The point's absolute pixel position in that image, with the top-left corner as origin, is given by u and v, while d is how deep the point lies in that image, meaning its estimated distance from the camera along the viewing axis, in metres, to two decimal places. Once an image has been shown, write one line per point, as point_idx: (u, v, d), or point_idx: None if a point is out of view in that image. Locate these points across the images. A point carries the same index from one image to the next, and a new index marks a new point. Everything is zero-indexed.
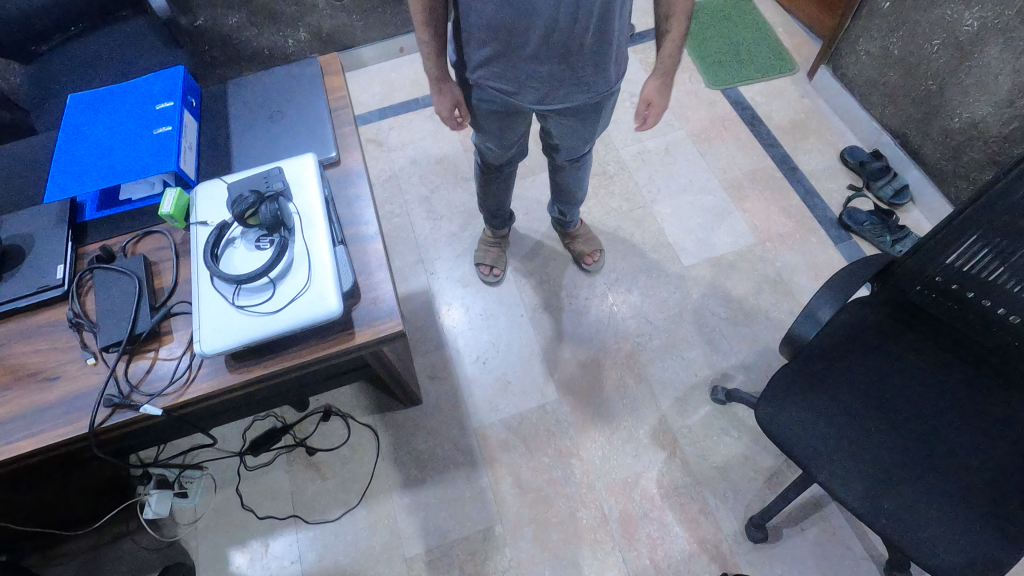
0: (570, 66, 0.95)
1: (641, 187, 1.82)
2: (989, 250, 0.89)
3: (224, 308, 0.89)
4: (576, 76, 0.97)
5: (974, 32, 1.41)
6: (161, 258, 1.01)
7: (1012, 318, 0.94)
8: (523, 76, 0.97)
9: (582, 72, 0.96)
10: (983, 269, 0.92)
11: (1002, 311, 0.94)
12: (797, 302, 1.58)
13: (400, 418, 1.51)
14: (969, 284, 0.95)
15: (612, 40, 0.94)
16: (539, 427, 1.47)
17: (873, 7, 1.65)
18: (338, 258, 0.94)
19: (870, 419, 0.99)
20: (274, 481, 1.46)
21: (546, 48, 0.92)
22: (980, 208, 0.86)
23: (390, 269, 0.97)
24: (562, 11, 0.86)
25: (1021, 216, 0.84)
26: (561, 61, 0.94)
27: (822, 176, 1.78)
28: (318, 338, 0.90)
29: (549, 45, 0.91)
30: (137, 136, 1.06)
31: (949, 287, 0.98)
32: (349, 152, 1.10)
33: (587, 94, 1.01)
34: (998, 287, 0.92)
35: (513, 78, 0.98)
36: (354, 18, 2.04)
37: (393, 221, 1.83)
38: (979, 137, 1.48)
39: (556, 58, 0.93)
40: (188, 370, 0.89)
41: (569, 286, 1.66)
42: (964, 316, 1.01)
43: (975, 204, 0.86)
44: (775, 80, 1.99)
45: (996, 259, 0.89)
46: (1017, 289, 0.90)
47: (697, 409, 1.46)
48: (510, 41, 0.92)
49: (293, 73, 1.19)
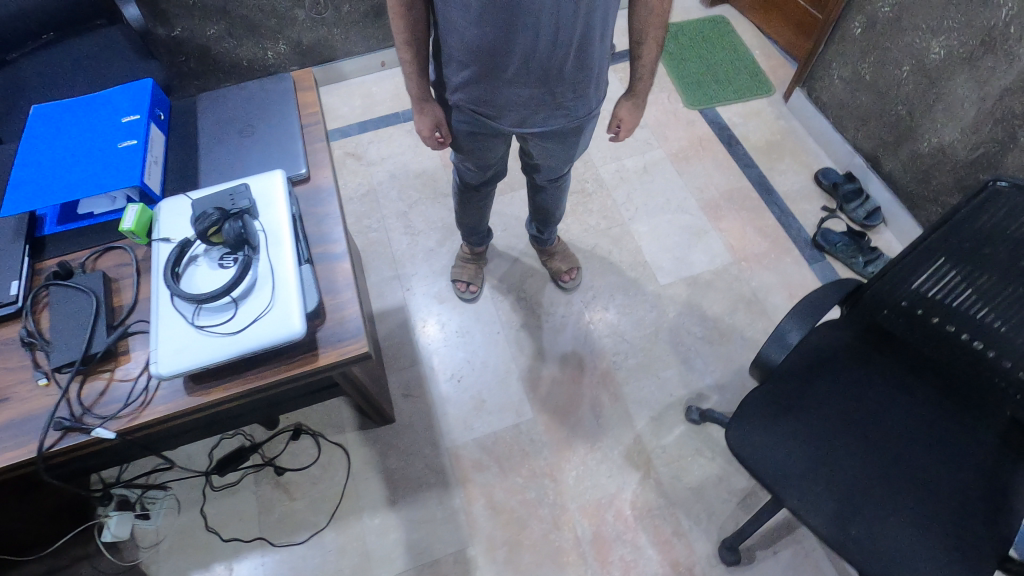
0: (549, 90, 0.95)
1: (620, 205, 1.83)
2: (954, 275, 0.90)
3: (184, 328, 0.86)
4: (555, 100, 0.97)
5: (941, 60, 1.44)
6: (122, 275, 0.98)
7: (976, 344, 0.94)
8: (503, 100, 0.97)
9: (561, 97, 0.97)
10: (949, 295, 0.92)
11: (967, 337, 0.95)
12: (772, 322, 1.59)
13: (372, 437, 1.49)
14: (935, 309, 0.96)
15: (590, 65, 0.94)
16: (513, 447, 1.46)
17: (845, 34, 1.69)
18: (303, 278, 0.92)
19: (838, 441, 0.99)
20: (241, 502, 1.42)
21: (525, 73, 0.92)
22: (945, 235, 0.86)
23: (357, 288, 0.95)
24: (541, 37, 0.86)
25: (983, 244, 0.84)
26: (540, 86, 0.94)
27: (797, 197, 1.80)
28: (280, 360, 0.88)
29: (528, 70, 0.92)
30: (100, 150, 1.04)
31: (916, 312, 0.99)
32: (320, 168, 1.08)
33: (566, 117, 1.01)
34: (963, 313, 0.93)
35: (491, 101, 0.98)
36: (336, 32, 2.04)
37: (370, 235, 1.81)
38: (947, 162, 1.51)
39: (535, 82, 0.93)
40: (145, 392, 0.87)
41: (546, 303, 1.66)
42: (929, 340, 1.01)
43: (940, 231, 0.87)
44: (752, 101, 2.02)
45: (960, 284, 0.90)
46: (981, 315, 0.90)
47: (672, 429, 1.46)
48: (488, 65, 0.91)
49: (265, 88, 1.18)
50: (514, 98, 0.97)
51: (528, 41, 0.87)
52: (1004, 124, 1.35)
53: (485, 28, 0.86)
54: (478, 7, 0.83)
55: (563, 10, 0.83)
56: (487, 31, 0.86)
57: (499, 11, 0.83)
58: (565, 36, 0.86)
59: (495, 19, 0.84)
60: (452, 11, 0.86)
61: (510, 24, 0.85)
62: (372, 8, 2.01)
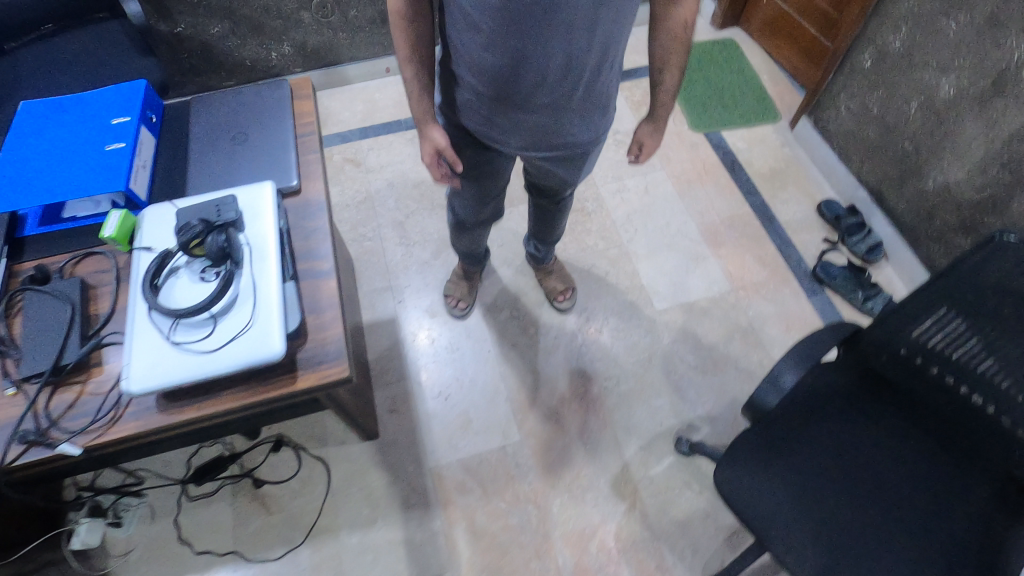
0: (556, 120, 0.92)
1: (619, 225, 1.80)
2: (957, 326, 0.87)
3: (159, 343, 0.83)
4: (561, 129, 0.94)
5: (950, 99, 1.42)
6: (101, 281, 0.95)
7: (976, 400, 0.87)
8: (509, 126, 0.94)
9: (567, 126, 0.94)
10: (950, 346, 0.88)
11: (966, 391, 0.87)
12: (767, 354, 1.56)
13: (355, 452, 1.45)
14: (933, 359, 0.90)
15: (598, 94, 0.91)
16: (498, 470, 1.42)
17: (855, 65, 1.67)
18: (286, 295, 0.89)
19: (829, 490, 0.97)
20: (217, 513, 1.39)
21: (532, 102, 0.89)
22: (948, 283, 0.86)
23: (341, 308, 0.92)
24: (551, 68, 0.83)
25: (987, 296, 0.83)
26: (548, 114, 0.91)
27: (798, 227, 1.78)
28: (257, 381, 0.85)
29: (536, 100, 0.89)
30: (87, 151, 1.01)
31: (913, 362, 0.93)
32: (311, 181, 1.06)
33: (570, 146, 0.98)
34: (962, 365, 0.87)
35: (494, 126, 0.95)
36: (341, 36, 2.02)
37: (365, 244, 1.79)
38: (952, 201, 1.48)
39: (542, 111, 0.90)
40: (116, 407, 0.84)
41: (539, 323, 1.63)
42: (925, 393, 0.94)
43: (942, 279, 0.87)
44: (758, 127, 2.01)
45: (963, 336, 0.86)
46: (982, 367, 0.85)
47: (660, 459, 1.43)
48: (496, 91, 0.88)
49: (261, 95, 1.15)
50: (522, 126, 0.94)
51: (539, 69, 0.83)
52: (1013, 168, 1.32)
53: (495, 54, 0.82)
54: (488, 34, 0.80)
55: (577, 42, 0.80)
56: (496, 58, 0.83)
57: (510, 40, 0.80)
58: (576, 65, 0.83)
59: (505, 47, 0.81)
60: (462, 34, 0.84)
61: (520, 54, 0.81)
62: (379, 15, 1.99)
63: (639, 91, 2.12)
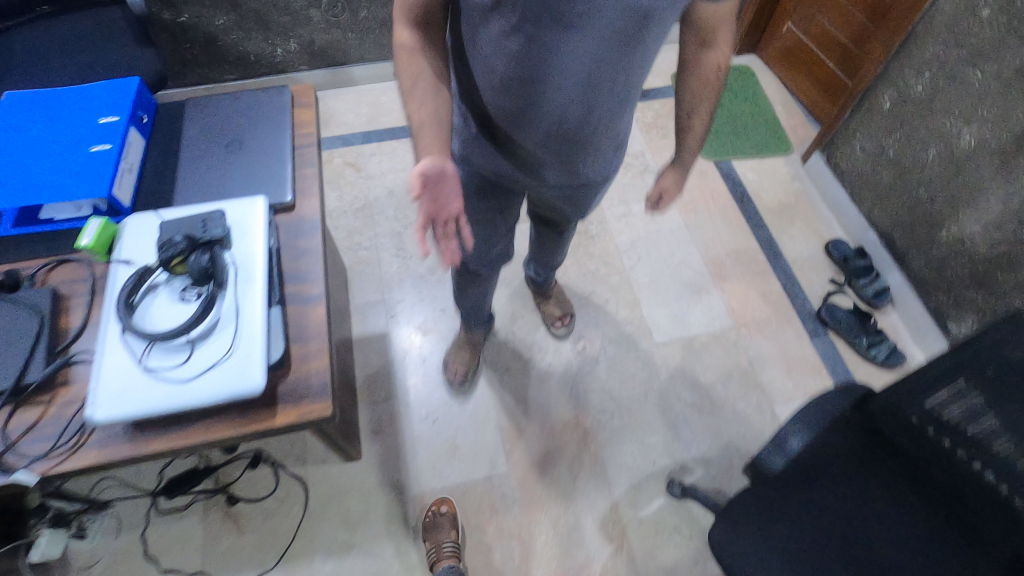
0: (567, 162, 0.86)
1: (622, 251, 1.76)
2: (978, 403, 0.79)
3: (129, 368, 0.78)
4: (572, 170, 0.89)
5: (971, 149, 1.39)
6: (76, 291, 0.89)
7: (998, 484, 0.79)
8: (514, 168, 0.88)
9: (579, 167, 0.88)
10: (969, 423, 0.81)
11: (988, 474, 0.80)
12: (766, 396, 1.52)
13: (335, 473, 1.40)
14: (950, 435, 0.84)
15: (615, 136, 0.85)
16: (482, 501, 1.37)
17: (874, 105, 1.64)
18: (270, 322, 0.84)
19: (821, 560, 0.93)
20: (186, 529, 1.33)
21: (543, 145, 0.83)
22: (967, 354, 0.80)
23: (328, 339, 0.87)
24: (567, 114, 0.77)
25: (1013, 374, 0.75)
26: (559, 157, 0.85)
27: (804, 265, 1.74)
28: (232, 414, 0.80)
29: (547, 144, 0.83)
30: (70, 151, 0.95)
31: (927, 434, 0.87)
32: (307, 197, 1.00)
33: (578, 184, 0.93)
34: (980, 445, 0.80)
35: (499, 168, 0.89)
36: (351, 36, 1.97)
37: (360, 253, 1.74)
38: (965, 253, 1.45)
39: (553, 154, 0.84)
40: (79, 433, 0.78)
41: (534, 348, 1.58)
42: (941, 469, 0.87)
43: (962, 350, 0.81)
44: (769, 158, 1.97)
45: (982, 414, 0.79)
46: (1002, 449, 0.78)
47: (650, 500, 1.38)
48: (507, 132, 0.81)
49: (261, 101, 1.10)
50: (529, 168, 0.88)
51: (555, 110, 0.76)
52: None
53: (509, 97, 0.76)
54: (501, 76, 0.74)
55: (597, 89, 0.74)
56: (508, 101, 0.76)
57: (524, 85, 0.73)
58: (597, 107, 0.77)
59: (519, 91, 0.74)
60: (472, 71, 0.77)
61: (535, 99, 0.75)
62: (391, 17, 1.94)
63: (651, 113, 2.08)
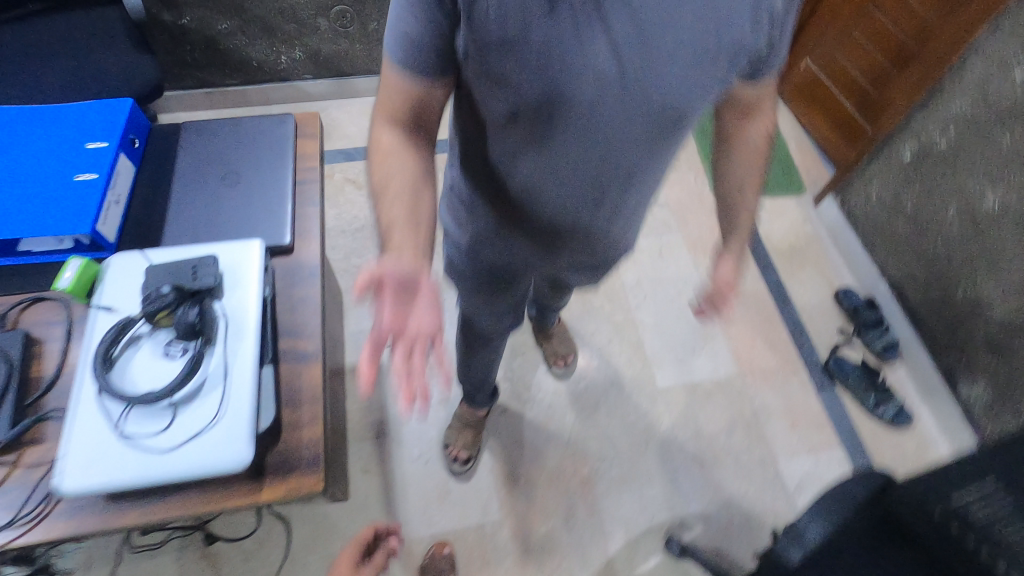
0: (588, 248, 0.80)
1: (628, 288, 1.70)
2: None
3: (103, 434, 0.71)
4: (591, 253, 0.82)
5: (994, 213, 1.35)
6: (51, 335, 0.83)
7: None
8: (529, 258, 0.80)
9: (599, 250, 0.82)
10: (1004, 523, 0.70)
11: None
12: (770, 450, 1.48)
13: (320, 514, 1.33)
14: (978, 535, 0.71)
15: (638, 215, 0.80)
16: (472, 551, 1.32)
17: (893, 155, 1.60)
18: (260, 385, 0.78)
19: None
20: (159, 569, 1.26)
21: (562, 237, 0.76)
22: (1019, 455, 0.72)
23: (322, 403, 0.81)
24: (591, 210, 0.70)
25: None
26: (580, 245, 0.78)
27: (813, 313, 1.70)
28: (216, 487, 0.74)
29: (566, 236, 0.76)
30: (53, 180, 0.88)
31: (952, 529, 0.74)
32: (307, 240, 0.94)
33: (597, 262, 0.86)
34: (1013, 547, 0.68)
35: (508, 263, 0.81)
36: (358, 48, 1.90)
37: (356, 277, 1.67)
38: (982, 316, 1.42)
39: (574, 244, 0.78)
40: (45, 501, 0.72)
41: (534, 388, 1.52)
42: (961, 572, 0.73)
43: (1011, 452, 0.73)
44: (781, 198, 1.93)
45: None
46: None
47: (646, 558, 1.33)
48: (524, 227, 0.74)
49: (262, 129, 1.03)
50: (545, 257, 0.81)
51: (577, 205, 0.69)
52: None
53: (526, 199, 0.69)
54: (518, 179, 0.66)
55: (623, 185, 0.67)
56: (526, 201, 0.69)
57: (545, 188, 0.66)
58: (624, 201, 0.71)
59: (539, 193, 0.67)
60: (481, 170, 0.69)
61: (556, 199, 0.68)
62: None
63: None
